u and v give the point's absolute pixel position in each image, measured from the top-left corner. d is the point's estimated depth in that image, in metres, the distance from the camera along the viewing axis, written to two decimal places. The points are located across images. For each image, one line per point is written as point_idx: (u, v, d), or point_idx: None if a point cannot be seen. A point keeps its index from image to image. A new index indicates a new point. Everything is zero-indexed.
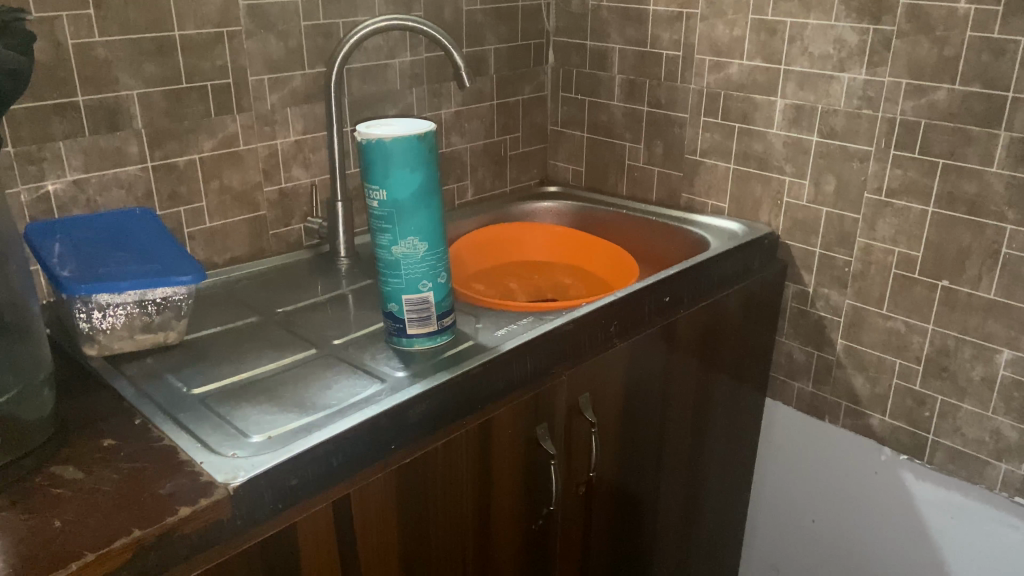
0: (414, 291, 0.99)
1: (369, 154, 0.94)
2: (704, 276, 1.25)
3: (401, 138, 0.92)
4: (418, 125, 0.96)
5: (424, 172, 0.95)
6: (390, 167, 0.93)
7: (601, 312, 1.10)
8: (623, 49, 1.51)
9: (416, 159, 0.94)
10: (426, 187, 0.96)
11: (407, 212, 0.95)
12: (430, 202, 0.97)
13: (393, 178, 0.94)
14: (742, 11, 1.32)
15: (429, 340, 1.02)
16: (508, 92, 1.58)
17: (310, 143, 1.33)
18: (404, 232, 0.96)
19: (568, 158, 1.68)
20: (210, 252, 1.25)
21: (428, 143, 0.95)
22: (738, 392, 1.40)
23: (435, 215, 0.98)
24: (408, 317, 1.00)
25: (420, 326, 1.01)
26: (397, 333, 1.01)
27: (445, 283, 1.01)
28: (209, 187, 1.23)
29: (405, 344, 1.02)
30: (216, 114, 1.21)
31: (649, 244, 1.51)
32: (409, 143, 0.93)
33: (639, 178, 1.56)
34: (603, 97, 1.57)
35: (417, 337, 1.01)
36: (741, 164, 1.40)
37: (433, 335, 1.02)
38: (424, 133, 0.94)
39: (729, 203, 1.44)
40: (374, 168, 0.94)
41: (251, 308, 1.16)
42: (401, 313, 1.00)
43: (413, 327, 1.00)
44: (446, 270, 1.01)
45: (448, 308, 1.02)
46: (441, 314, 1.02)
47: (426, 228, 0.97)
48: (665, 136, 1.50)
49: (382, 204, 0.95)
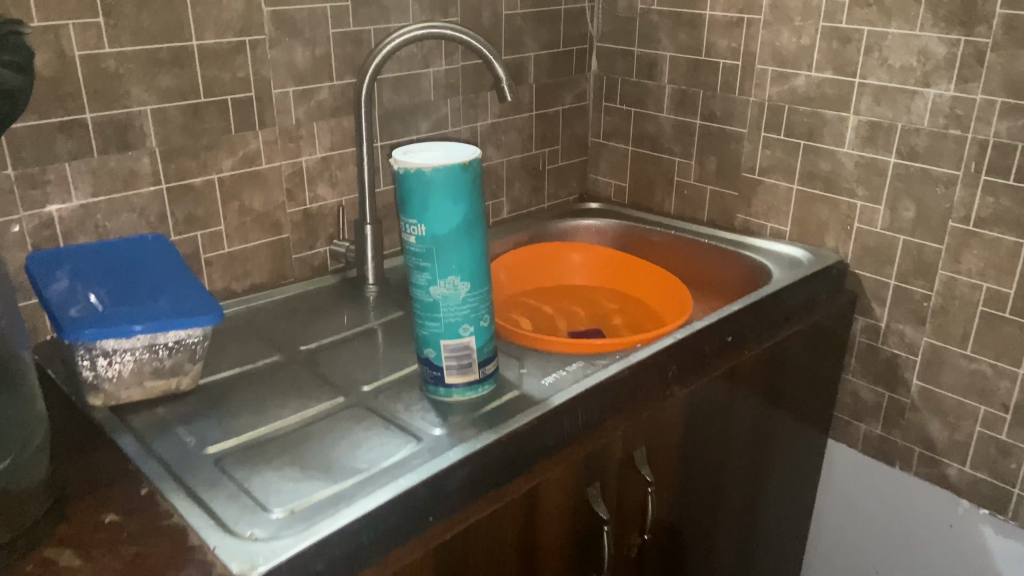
0: (454, 336, 0.88)
1: (407, 185, 0.83)
2: (768, 312, 1.13)
3: (443, 167, 0.82)
4: (461, 152, 0.85)
5: (468, 205, 0.85)
6: (430, 199, 0.83)
7: (659, 357, 0.99)
8: (675, 57, 1.39)
9: (459, 191, 0.83)
10: (470, 221, 0.85)
11: (448, 249, 0.85)
12: (474, 237, 0.86)
13: (433, 212, 0.83)
14: (811, 18, 1.20)
15: (470, 389, 0.91)
16: (548, 102, 1.47)
17: (337, 160, 1.23)
18: (443, 271, 0.86)
19: (610, 173, 1.56)
20: (228, 279, 1.15)
21: (473, 173, 0.84)
22: (799, 433, 1.28)
23: (479, 252, 0.87)
24: (446, 364, 0.90)
25: (460, 374, 0.90)
26: (433, 381, 0.91)
27: (488, 327, 0.90)
28: (228, 209, 1.13)
29: (443, 394, 0.91)
30: (236, 130, 1.10)
31: (700, 270, 1.40)
32: (451, 174, 0.82)
33: (689, 196, 1.44)
34: (651, 108, 1.45)
35: (456, 386, 0.91)
36: (806, 184, 1.28)
37: (474, 384, 0.91)
38: (469, 161, 0.83)
39: (791, 226, 1.32)
40: (413, 201, 0.83)
41: (272, 344, 1.06)
42: (439, 360, 0.90)
43: (452, 376, 0.90)
44: (490, 311, 0.90)
45: (491, 354, 0.92)
46: (483, 361, 0.91)
47: (469, 266, 0.86)
48: (720, 152, 1.38)
49: (420, 240, 0.85)
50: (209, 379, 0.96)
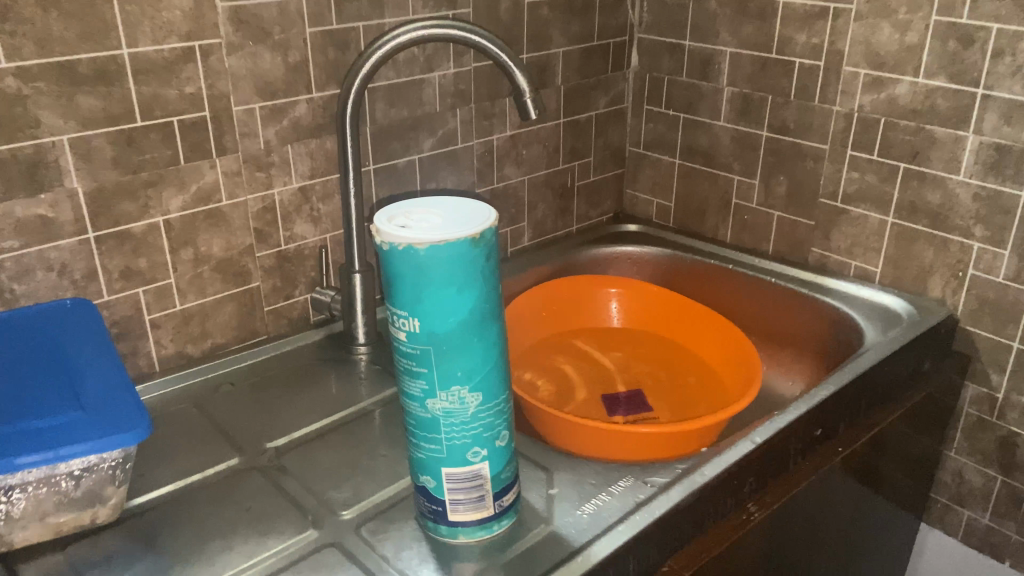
0: (460, 462, 0.65)
1: (394, 266, 0.59)
2: (863, 392, 0.90)
3: (445, 243, 0.57)
4: (471, 217, 0.60)
5: (479, 292, 0.60)
6: (427, 286, 0.58)
7: (733, 470, 0.76)
8: (737, 55, 1.13)
9: (468, 274, 0.59)
10: (482, 314, 0.61)
11: (451, 352, 0.61)
12: (488, 334, 0.62)
13: (431, 303, 0.59)
14: (921, 10, 0.94)
15: (481, 528, 0.68)
16: (579, 107, 1.21)
17: (320, 190, 0.99)
18: (444, 382, 0.62)
19: (652, 190, 1.30)
20: (183, 342, 0.92)
21: (487, 249, 0.59)
22: (889, 523, 1.04)
23: (495, 352, 0.63)
24: (450, 497, 0.66)
25: (468, 509, 0.67)
26: (433, 516, 0.68)
27: (507, 446, 0.67)
28: (179, 258, 0.89)
29: (446, 533, 0.68)
30: (186, 160, 0.87)
31: (764, 315, 1.16)
32: (455, 252, 0.58)
33: (750, 223, 1.19)
34: (705, 116, 1.20)
35: (463, 524, 0.67)
36: (906, 218, 1.03)
37: (489, 522, 0.68)
38: (481, 233, 0.58)
39: (883, 267, 1.07)
40: (402, 287, 0.59)
41: (229, 438, 0.82)
42: (440, 491, 0.66)
43: (459, 512, 0.67)
44: (509, 426, 0.67)
45: (510, 480, 0.68)
46: (500, 491, 0.67)
47: (480, 373, 0.62)
48: (791, 173, 1.12)
49: (413, 340, 0.61)
50: (139, 503, 0.73)
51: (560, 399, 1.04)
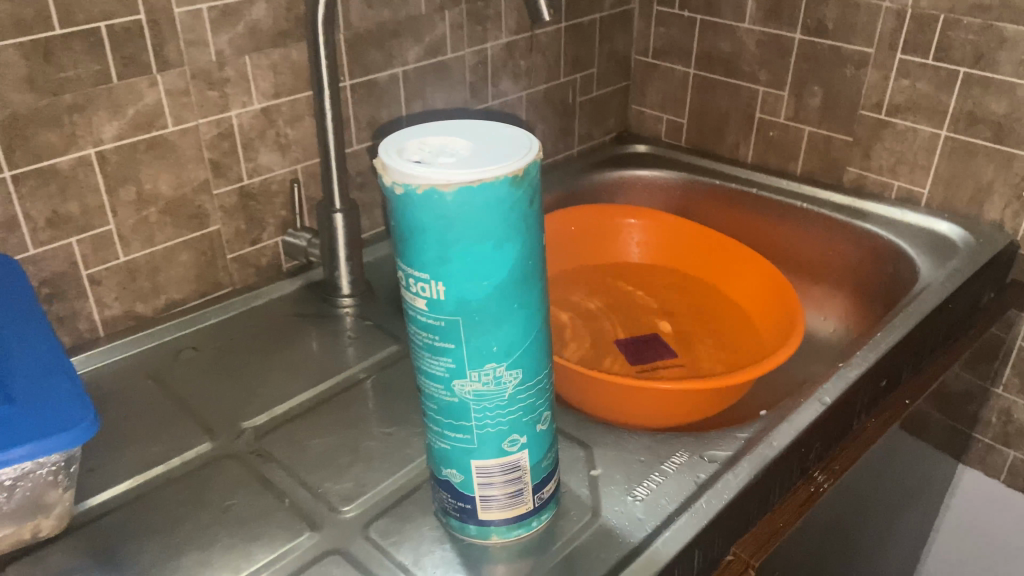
0: (494, 453, 0.52)
1: (411, 214, 0.45)
2: (927, 333, 0.79)
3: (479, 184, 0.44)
4: (507, 145, 0.47)
5: (521, 246, 0.47)
6: (455, 240, 0.45)
7: (804, 437, 0.64)
8: None
9: (506, 223, 0.46)
10: (523, 272, 0.48)
11: (485, 322, 0.48)
12: (530, 297, 0.49)
13: (460, 262, 0.46)
14: None
15: (518, 526, 0.56)
16: (581, 8, 1.05)
17: (287, 111, 0.82)
18: (477, 356, 0.49)
19: (661, 104, 1.16)
20: (131, 300, 0.77)
21: (531, 189, 0.46)
22: (932, 468, 0.95)
23: (537, 317, 0.50)
24: (481, 493, 0.54)
25: (503, 507, 0.54)
26: (459, 514, 0.55)
27: (549, 429, 0.54)
28: (118, 198, 0.73)
29: (476, 534, 0.56)
30: (120, 77, 0.69)
31: (793, 244, 1.05)
32: (492, 195, 0.44)
33: (776, 141, 1.06)
34: (727, 17, 1.04)
35: (496, 524, 0.55)
36: (963, 132, 0.89)
37: (527, 519, 0.56)
38: (524, 169, 0.45)
39: (932, 188, 0.94)
40: (422, 241, 0.46)
41: (195, 416, 0.68)
42: (468, 487, 0.54)
43: (490, 511, 0.54)
44: (551, 406, 0.54)
45: (551, 468, 0.56)
46: (540, 483, 0.55)
47: (520, 346, 0.50)
48: (828, 82, 0.98)
49: (436, 308, 0.48)
50: (92, 505, 0.59)
51: (574, 348, 0.92)
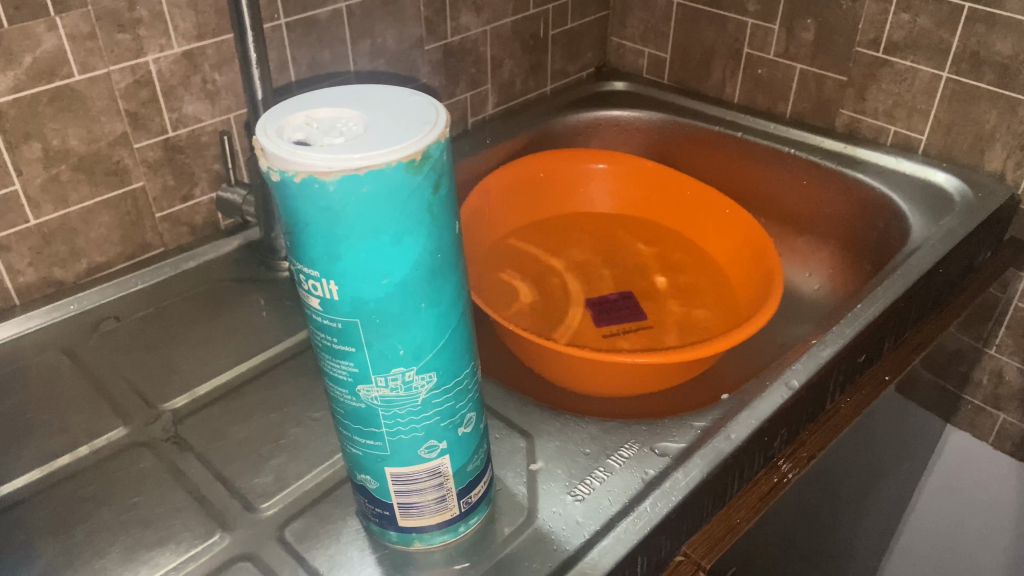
0: (410, 460, 0.47)
1: (294, 205, 0.38)
2: (914, 300, 0.73)
3: (368, 170, 0.37)
4: (407, 122, 0.40)
5: (426, 237, 0.41)
6: (345, 234, 0.39)
7: (767, 425, 0.59)
8: None
9: (406, 214, 0.39)
10: (430, 267, 0.42)
11: (387, 324, 0.42)
12: (441, 294, 0.43)
13: (352, 258, 0.39)
14: None
15: (444, 532, 0.51)
16: None
17: (213, 56, 0.74)
18: (381, 361, 0.43)
19: (642, 37, 1.07)
20: (46, 266, 0.71)
21: (434, 174, 0.39)
22: (916, 435, 0.90)
23: (452, 315, 0.44)
24: (399, 501, 0.49)
25: (425, 514, 0.49)
26: (378, 520, 0.50)
27: (473, 431, 0.49)
28: (23, 157, 0.66)
29: (398, 540, 0.51)
30: (10, 21, 0.61)
31: (780, 193, 0.97)
32: (385, 183, 0.38)
33: (764, 79, 0.98)
34: None
35: (419, 531, 0.50)
36: (965, 74, 0.81)
37: (453, 525, 0.51)
38: (423, 151, 0.38)
39: (930, 134, 0.86)
40: (308, 235, 0.39)
41: (110, 399, 0.64)
42: (385, 495, 0.49)
43: (410, 519, 0.50)
44: (476, 406, 0.49)
45: (479, 471, 0.51)
46: (465, 487, 0.50)
47: (431, 348, 0.44)
48: (822, 16, 0.89)
49: (332, 307, 0.41)
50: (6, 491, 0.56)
51: (535, 309, 0.86)
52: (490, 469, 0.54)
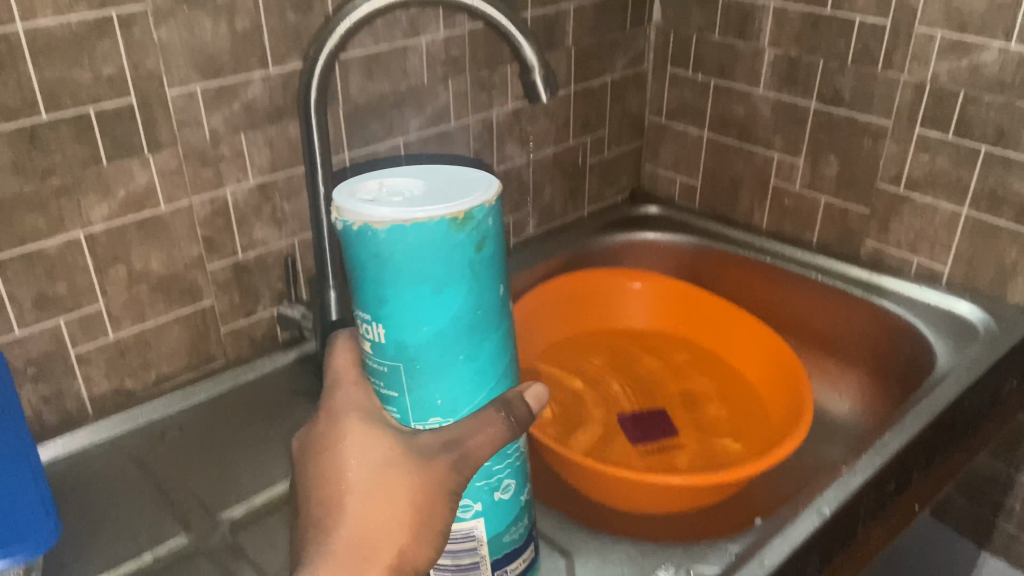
0: None
1: (353, 251, 0.45)
2: (943, 429, 0.75)
3: (413, 222, 0.43)
4: (461, 190, 0.45)
5: (468, 294, 0.46)
6: (390, 280, 0.45)
7: (800, 552, 0.61)
8: (782, 11, 0.96)
9: (449, 270, 0.44)
10: (471, 324, 0.46)
11: (427, 372, 0.47)
12: (481, 351, 0.48)
13: (395, 299, 0.45)
14: None
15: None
16: (592, 73, 1.05)
17: (284, 186, 0.81)
18: (420, 405, 0.48)
19: (675, 165, 1.14)
20: (120, 377, 0.76)
21: (477, 234, 0.44)
22: (955, 562, 0.90)
23: (493, 370, 0.49)
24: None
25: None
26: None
27: (510, 501, 0.52)
28: (109, 280, 0.72)
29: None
30: (110, 159, 0.69)
31: (808, 316, 1.01)
32: (429, 235, 0.43)
33: (792, 209, 1.03)
34: (742, 81, 1.02)
35: None
36: (984, 211, 0.85)
37: None
38: (466, 212, 0.43)
39: (953, 265, 0.90)
40: (363, 279, 0.46)
41: (173, 508, 0.68)
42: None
43: None
44: (515, 475, 0.52)
45: (516, 543, 0.54)
46: (499, 560, 0.53)
47: (466, 400, 0.48)
48: (845, 153, 0.95)
49: (381, 350, 0.47)
50: None
51: (572, 423, 0.89)
52: (530, 551, 0.56)
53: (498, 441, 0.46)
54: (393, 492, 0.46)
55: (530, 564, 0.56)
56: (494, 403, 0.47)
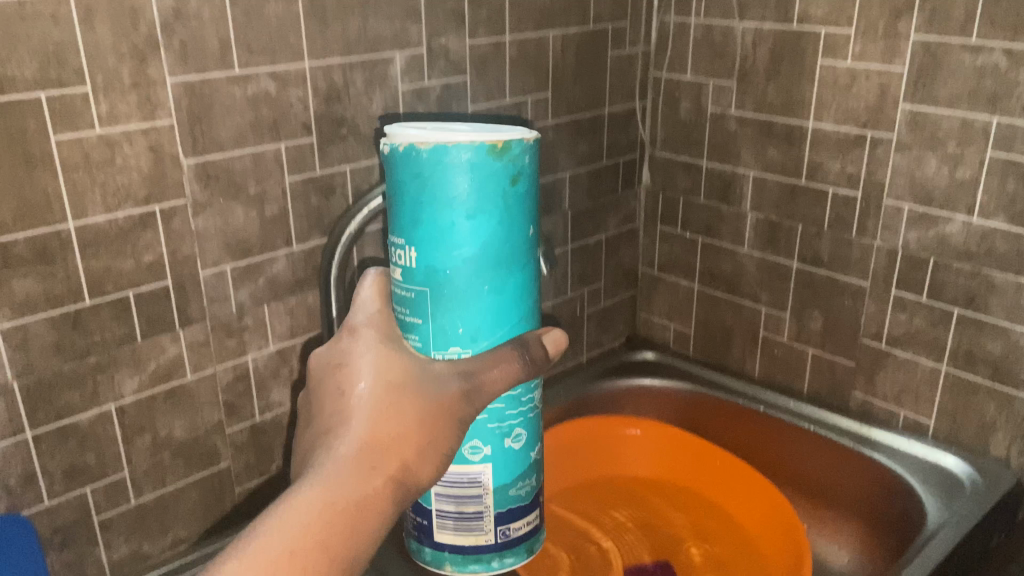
0: (460, 461, 0.66)
1: (400, 173, 0.60)
2: None
3: (457, 146, 0.57)
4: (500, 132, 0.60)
5: (496, 224, 0.60)
6: (427, 204, 0.59)
7: None
8: (761, 179, 1.06)
9: (487, 195, 0.59)
10: (495, 260, 0.61)
11: (450, 298, 0.61)
12: (502, 288, 0.62)
13: (428, 229, 0.60)
14: (971, 144, 0.84)
15: (474, 561, 0.68)
16: (588, 230, 1.15)
17: (303, 351, 0.86)
18: (444, 322, 0.62)
19: (669, 314, 1.22)
20: (138, 541, 0.78)
21: (511, 166, 0.59)
22: None
23: (512, 312, 0.63)
24: (437, 509, 0.67)
25: (459, 530, 0.68)
26: (418, 535, 0.70)
27: (518, 452, 0.67)
28: (135, 447, 0.76)
29: (432, 561, 0.70)
30: (143, 335, 0.73)
31: (802, 464, 1.04)
32: (472, 158, 0.57)
33: (781, 358, 1.09)
34: (727, 240, 1.12)
35: (451, 552, 0.68)
36: (962, 367, 0.91)
37: (484, 554, 0.68)
38: (504, 143, 0.58)
39: (937, 418, 0.95)
40: (406, 202, 0.60)
41: None
42: (428, 500, 0.67)
43: (448, 535, 0.68)
44: (526, 428, 0.67)
45: (518, 501, 0.69)
46: (501, 514, 0.68)
47: (485, 335, 0.62)
48: (827, 309, 1.02)
49: (411, 276, 0.62)
50: None
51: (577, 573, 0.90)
52: (535, 519, 0.71)
53: (510, 377, 0.58)
54: (406, 414, 0.54)
55: (533, 530, 0.71)
56: (512, 344, 0.60)
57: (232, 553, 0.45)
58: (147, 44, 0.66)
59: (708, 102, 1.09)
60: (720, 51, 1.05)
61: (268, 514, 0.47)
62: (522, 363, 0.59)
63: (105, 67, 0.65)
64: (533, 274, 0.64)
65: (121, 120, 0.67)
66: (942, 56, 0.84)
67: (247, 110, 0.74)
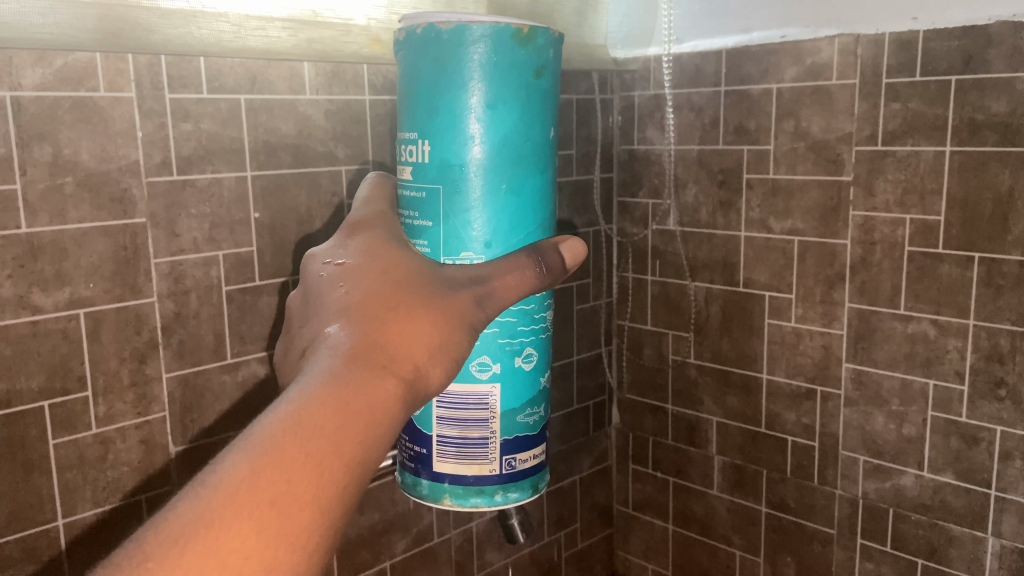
0: (466, 378, 0.55)
1: (414, 56, 0.53)
2: None
3: (480, 26, 0.51)
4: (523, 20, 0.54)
5: (517, 117, 0.53)
6: (443, 88, 0.52)
7: None
8: (724, 425, 1.10)
9: (513, 86, 0.52)
10: (513, 153, 0.53)
11: (462, 199, 0.53)
12: (520, 188, 0.54)
13: (447, 113, 0.52)
14: (913, 404, 0.91)
15: (477, 494, 0.57)
16: (562, 473, 1.18)
17: None
18: (455, 247, 0.53)
19: (646, 553, 1.24)
20: None
21: (535, 56, 0.53)
22: None
23: (529, 217, 0.55)
24: (439, 435, 0.56)
25: (461, 458, 0.56)
26: (414, 466, 0.58)
27: (529, 374, 0.57)
28: None
29: (429, 495, 0.58)
30: None
31: None
32: (502, 47, 0.51)
33: None
34: (697, 483, 1.15)
35: (454, 482, 0.57)
36: None
37: (497, 486, 0.57)
38: (529, 30, 0.52)
39: None
40: (419, 94, 0.53)
41: None
42: (427, 424, 0.56)
43: (449, 464, 0.57)
44: (538, 348, 0.57)
45: (529, 432, 0.58)
46: (509, 442, 0.57)
47: (501, 240, 0.54)
48: (798, 554, 1.05)
49: (424, 172, 0.54)
50: None
51: None
52: (542, 453, 0.60)
53: (526, 287, 0.49)
54: (425, 314, 0.44)
55: (541, 465, 0.60)
56: (526, 250, 0.50)
57: (218, 464, 0.35)
58: (148, 345, 0.73)
59: (668, 350, 1.16)
60: (675, 306, 1.14)
61: (267, 413, 0.38)
62: (540, 271, 0.49)
63: (107, 370, 0.70)
64: (550, 182, 0.57)
65: (117, 418, 0.72)
66: (876, 323, 0.93)
67: (236, 395, 0.79)
